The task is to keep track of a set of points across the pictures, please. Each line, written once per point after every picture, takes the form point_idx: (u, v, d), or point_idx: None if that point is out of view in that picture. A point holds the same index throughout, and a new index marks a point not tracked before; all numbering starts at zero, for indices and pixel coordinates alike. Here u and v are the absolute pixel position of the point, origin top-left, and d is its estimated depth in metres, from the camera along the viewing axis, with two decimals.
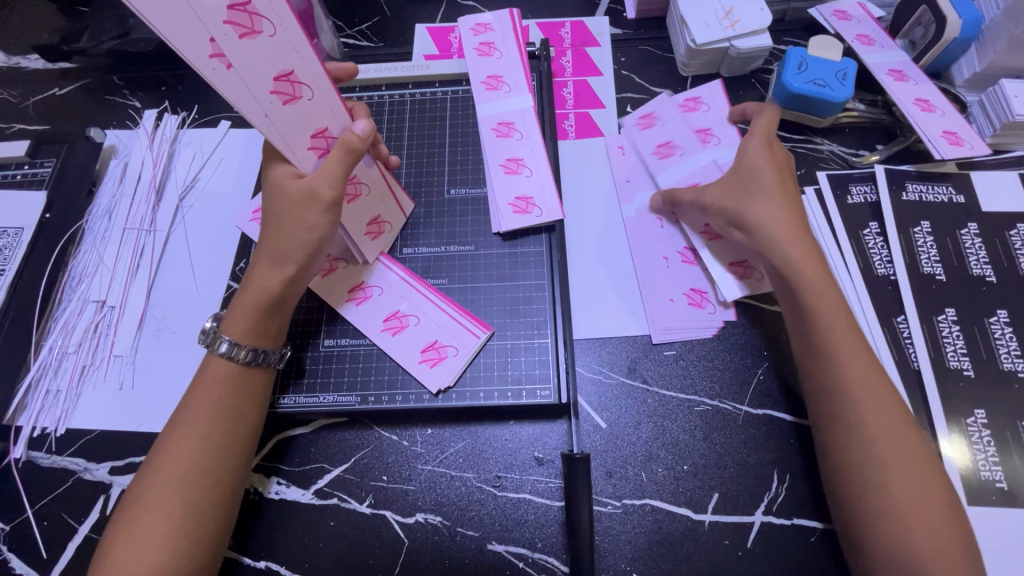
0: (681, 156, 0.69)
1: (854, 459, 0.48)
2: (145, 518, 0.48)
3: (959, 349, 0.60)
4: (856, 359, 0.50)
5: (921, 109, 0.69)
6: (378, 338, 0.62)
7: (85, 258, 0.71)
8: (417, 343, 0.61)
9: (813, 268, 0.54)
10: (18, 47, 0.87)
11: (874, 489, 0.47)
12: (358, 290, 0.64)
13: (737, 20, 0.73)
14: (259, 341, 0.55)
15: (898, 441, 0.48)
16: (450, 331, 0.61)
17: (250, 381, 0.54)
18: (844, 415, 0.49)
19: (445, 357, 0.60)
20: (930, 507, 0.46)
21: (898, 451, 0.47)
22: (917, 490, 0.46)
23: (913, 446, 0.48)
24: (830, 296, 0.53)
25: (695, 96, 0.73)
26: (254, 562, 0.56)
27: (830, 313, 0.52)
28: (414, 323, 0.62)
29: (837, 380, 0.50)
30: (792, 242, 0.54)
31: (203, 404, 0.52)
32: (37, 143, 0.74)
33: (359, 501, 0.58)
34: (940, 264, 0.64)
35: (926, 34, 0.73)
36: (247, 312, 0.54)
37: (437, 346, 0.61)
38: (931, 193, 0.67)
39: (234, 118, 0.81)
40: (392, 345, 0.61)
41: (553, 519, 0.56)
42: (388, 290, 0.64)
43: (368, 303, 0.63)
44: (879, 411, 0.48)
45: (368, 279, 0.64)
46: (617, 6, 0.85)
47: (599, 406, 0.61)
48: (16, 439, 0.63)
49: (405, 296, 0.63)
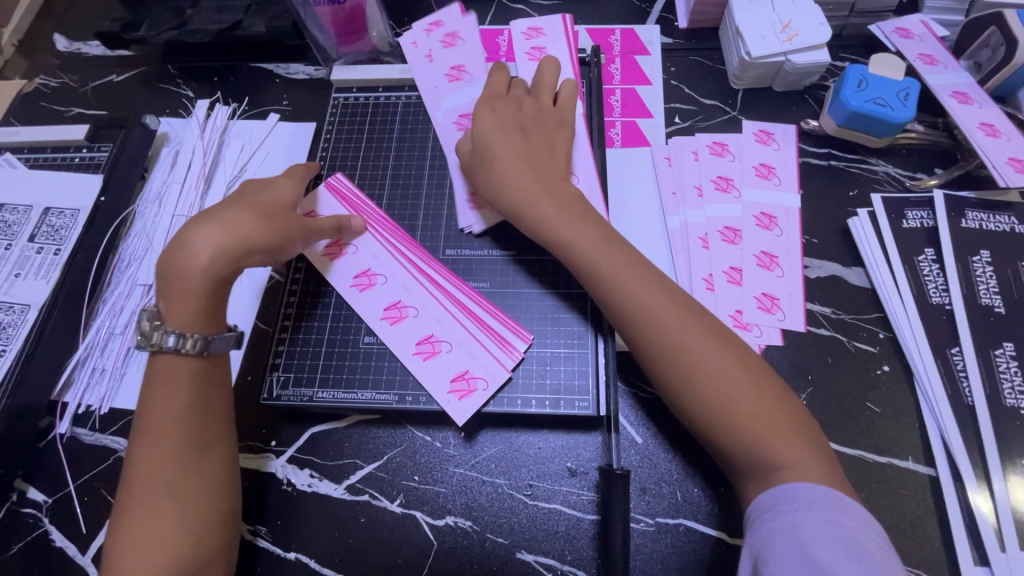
0: (777, 184, 0.70)
1: (683, 384, 0.50)
2: (152, 507, 0.48)
3: (1016, 387, 0.57)
4: (641, 289, 0.52)
5: (985, 134, 0.66)
6: (411, 362, 0.61)
7: (135, 241, 0.73)
8: (447, 371, 0.60)
9: (567, 216, 0.57)
10: (80, 33, 0.90)
11: (717, 409, 0.48)
12: (393, 308, 0.63)
13: (796, 35, 0.71)
14: (186, 320, 0.54)
15: (713, 354, 0.49)
16: (478, 361, 0.60)
17: (210, 374, 0.54)
18: (655, 339, 0.51)
19: (474, 389, 0.59)
20: (800, 452, 0.46)
21: (723, 370, 0.49)
22: (748, 398, 0.48)
23: (731, 359, 0.49)
24: (590, 237, 0.56)
25: (769, 130, 0.73)
26: (284, 553, 0.57)
27: (585, 244, 0.55)
28: (445, 350, 0.61)
29: (654, 316, 0.51)
30: (513, 171, 0.60)
31: (186, 389, 0.52)
32: (96, 127, 0.76)
33: (390, 500, 0.58)
34: (999, 296, 0.61)
35: (993, 56, 0.71)
36: (179, 295, 0.54)
37: (466, 377, 0.60)
38: (993, 221, 0.65)
39: (283, 111, 0.82)
40: (424, 371, 0.60)
41: (584, 532, 0.56)
42: (423, 313, 0.63)
43: (402, 323, 0.62)
44: (686, 335, 0.50)
45: (405, 299, 0.63)
46: (668, 15, 0.84)
47: (635, 421, 0.60)
48: (62, 414, 0.65)
49: (438, 318, 0.62)
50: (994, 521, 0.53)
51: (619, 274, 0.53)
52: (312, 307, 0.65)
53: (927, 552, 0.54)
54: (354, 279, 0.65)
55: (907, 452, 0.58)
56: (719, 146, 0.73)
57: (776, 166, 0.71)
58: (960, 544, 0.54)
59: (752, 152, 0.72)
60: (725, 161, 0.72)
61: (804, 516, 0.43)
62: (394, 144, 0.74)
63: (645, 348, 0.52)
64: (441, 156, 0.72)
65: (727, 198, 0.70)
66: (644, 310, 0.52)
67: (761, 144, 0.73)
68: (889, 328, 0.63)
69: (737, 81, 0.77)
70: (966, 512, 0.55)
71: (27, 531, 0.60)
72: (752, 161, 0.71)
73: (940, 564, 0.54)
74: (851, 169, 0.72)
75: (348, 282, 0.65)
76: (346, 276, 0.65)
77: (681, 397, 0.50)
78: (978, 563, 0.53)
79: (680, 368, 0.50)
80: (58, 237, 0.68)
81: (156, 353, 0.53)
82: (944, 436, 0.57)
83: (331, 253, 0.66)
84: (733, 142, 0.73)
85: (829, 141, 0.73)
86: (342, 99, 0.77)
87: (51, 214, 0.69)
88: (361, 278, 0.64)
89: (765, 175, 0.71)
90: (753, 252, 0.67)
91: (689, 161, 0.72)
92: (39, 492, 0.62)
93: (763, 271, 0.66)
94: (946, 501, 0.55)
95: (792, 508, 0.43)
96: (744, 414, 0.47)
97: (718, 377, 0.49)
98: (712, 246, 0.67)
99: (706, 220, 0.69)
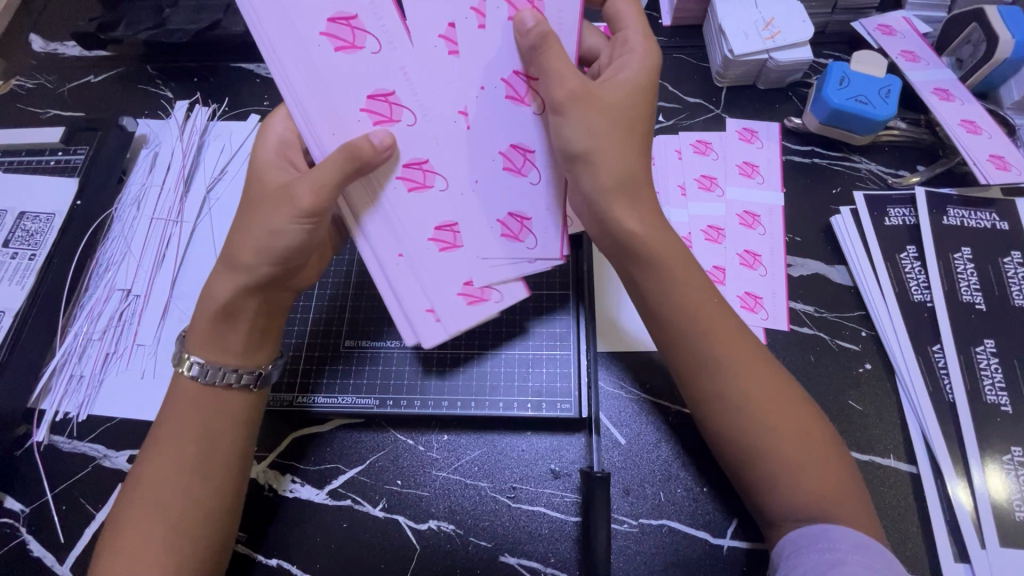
0: (761, 182, 0.70)
1: (759, 446, 0.47)
2: (142, 521, 0.47)
3: (996, 383, 0.58)
4: (724, 335, 0.49)
5: (967, 131, 0.66)
6: (491, 159, 0.52)
7: (113, 245, 0.72)
8: (511, 201, 0.53)
9: (658, 239, 0.50)
10: (57, 33, 0.88)
11: (787, 469, 0.46)
12: (518, 151, 0.53)
13: (778, 32, 0.71)
14: (222, 359, 0.52)
15: (778, 403, 0.47)
16: (548, 217, 0.54)
17: (225, 402, 0.52)
18: (727, 394, 0.48)
19: (522, 239, 0.54)
20: (845, 498, 0.46)
21: (793, 427, 0.47)
22: (813, 455, 0.46)
23: (798, 417, 0.47)
24: (688, 271, 0.51)
25: (752, 128, 0.73)
26: (266, 560, 0.56)
27: (678, 278, 0.50)
28: (527, 246, 0.54)
29: (723, 360, 0.48)
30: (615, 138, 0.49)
31: (209, 411, 0.51)
32: (72, 129, 0.74)
33: (373, 505, 0.58)
34: (980, 293, 0.62)
35: (974, 53, 0.71)
36: (204, 326, 0.53)
37: (522, 221, 0.54)
38: (974, 218, 0.65)
39: (263, 112, 0.80)
40: (494, 177, 0.53)
41: (567, 535, 0.56)
42: (450, 194, 0.53)
43: (514, 173, 0.53)
44: (755, 388, 0.47)
45: (433, 158, 0.52)
46: (652, 12, 0.83)
47: (618, 422, 0.60)
48: (39, 422, 0.64)
49: (474, 227, 0.53)
50: (975, 515, 0.54)
51: (695, 318, 0.49)
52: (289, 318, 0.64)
53: (908, 551, 0.54)
54: (366, 102, 0.50)
55: (889, 450, 0.58)
56: (703, 145, 0.72)
57: (760, 165, 0.71)
58: (942, 542, 0.54)
59: (736, 150, 0.72)
60: (709, 159, 0.72)
61: (849, 557, 0.43)
62: None
63: (725, 403, 0.48)
64: None
65: (710, 197, 0.69)
66: (702, 323, 0.49)
67: (745, 143, 0.72)
68: (871, 325, 0.63)
69: (720, 79, 0.77)
70: (948, 508, 0.55)
71: (3, 541, 0.59)
72: (736, 160, 0.71)
73: (923, 562, 0.54)
74: (833, 166, 0.71)
75: (361, 103, 0.50)
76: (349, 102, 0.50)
77: (755, 458, 0.47)
78: (959, 560, 0.53)
79: (748, 416, 0.47)
80: (33, 242, 0.67)
81: (178, 377, 0.53)
82: (926, 435, 0.57)
83: (335, 44, 0.49)
84: (717, 141, 0.73)
85: (812, 139, 0.73)
86: None
87: (26, 219, 0.68)
88: (378, 102, 0.50)
89: (749, 173, 0.70)
90: (737, 250, 0.67)
91: (673, 159, 0.72)
92: (15, 501, 0.61)
93: (746, 270, 0.66)
94: (927, 498, 0.55)
95: (834, 547, 0.43)
96: (763, 405, 0.47)
97: (737, 369, 0.48)
98: (696, 245, 0.67)
99: (690, 220, 0.69)
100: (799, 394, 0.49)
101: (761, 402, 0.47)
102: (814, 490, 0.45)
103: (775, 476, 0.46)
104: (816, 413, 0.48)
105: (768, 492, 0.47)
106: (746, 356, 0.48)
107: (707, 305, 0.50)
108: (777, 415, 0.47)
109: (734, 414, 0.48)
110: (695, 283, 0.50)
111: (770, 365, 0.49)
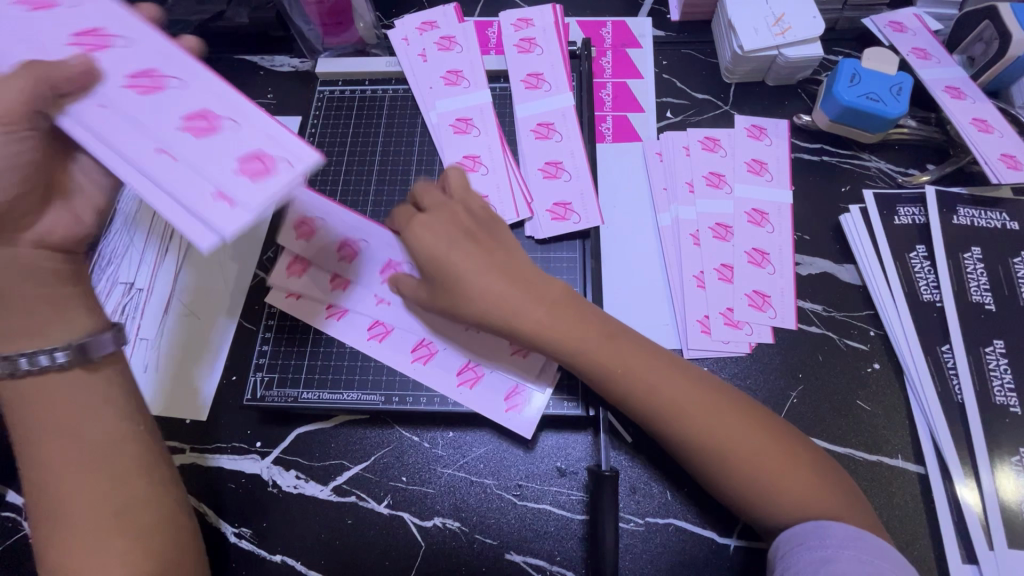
0: (770, 179, 0.69)
1: (736, 481, 0.46)
2: (59, 544, 0.42)
3: (1005, 384, 0.57)
4: (672, 388, 0.48)
5: (979, 129, 0.66)
6: (412, 369, 0.60)
7: (115, 238, 0.71)
8: (498, 390, 0.59)
9: (568, 325, 0.50)
10: None
11: (769, 497, 0.46)
12: (467, 370, 0.59)
13: (788, 28, 0.70)
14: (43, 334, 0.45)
15: (746, 444, 0.46)
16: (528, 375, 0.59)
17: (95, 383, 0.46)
18: (686, 441, 0.47)
19: (522, 403, 0.58)
20: (847, 506, 0.46)
21: (769, 463, 0.46)
22: (797, 484, 0.45)
23: (778, 451, 0.46)
24: (615, 344, 0.50)
25: (762, 125, 0.72)
26: (271, 556, 0.56)
27: (603, 353, 0.49)
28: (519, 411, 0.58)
29: (672, 414, 0.48)
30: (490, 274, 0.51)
31: (56, 411, 0.44)
32: None
33: (377, 501, 0.57)
34: (990, 293, 0.61)
35: (986, 50, 0.70)
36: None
37: (517, 391, 0.59)
38: (985, 217, 0.64)
39: (268, 104, 0.79)
40: (471, 399, 0.59)
41: (573, 533, 0.55)
42: (192, 85, 0.42)
43: (480, 383, 0.59)
44: (718, 428, 0.47)
45: (167, 67, 0.42)
46: (660, 7, 0.82)
47: (626, 421, 0.59)
48: None
49: (232, 104, 0.42)
50: (982, 515, 0.54)
51: (637, 374, 0.48)
52: (290, 317, 0.63)
53: (916, 551, 0.54)
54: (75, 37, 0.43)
55: (897, 450, 0.58)
56: (711, 142, 0.71)
57: (768, 162, 0.70)
58: (950, 543, 0.54)
59: (746, 147, 0.71)
60: (720, 156, 0.71)
61: (837, 554, 0.42)
62: (381, 143, 0.73)
63: (689, 449, 0.47)
64: (428, 151, 0.72)
65: (719, 194, 0.69)
66: (641, 384, 0.48)
67: (754, 139, 0.72)
68: (880, 325, 0.63)
69: (730, 75, 0.76)
70: (955, 507, 0.55)
71: (5, 536, 0.59)
72: (746, 157, 0.71)
73: (930, 563, 0.54)
74: (843, 164, 0.71)
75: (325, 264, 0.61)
76: (116, 74, 0.42)
77: (741, 486, 0.46)
78: (966, 561, 0.53)
79: (720, 457, 0.46)
80: None
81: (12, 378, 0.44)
82: (933, 434, 0.57)
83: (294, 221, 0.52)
84: (725, 137, 0.72)
85: (822, 137, 0.73)
86: (327, 92, 0.76)
87: None
88: (90, 38, 0.43)
89: (758, 171, 0.70)
90: (744, 248, 0.66)
91: (681, 156, 0.71)
92: (18, 495, 0.60)
93: (755, 268, 0.65)
94: (935, 500, 0.55)
95: (823, 545, 0.43)
96: (686, 407, 0.47)
97: (694, 415, 0.47)
98: (704, 243, 0.67)
99: (698, 217, 0.68)
100: (716, 388, 0.49)
101: (732, 442, 0.46)
102: (805, 512, 0.45)
103: (716, 470, 0.47)
104: (793, 439, 0.48)
105: (761, 512, 0.46)
106: (685, 392, 0.48)
107: (639, 362, 0.49)
108: (753, 449, 0.46)
109: (707, 452, 0.47)
110: (626, 343, 0.50)
111: (734, 405, 0.48)
